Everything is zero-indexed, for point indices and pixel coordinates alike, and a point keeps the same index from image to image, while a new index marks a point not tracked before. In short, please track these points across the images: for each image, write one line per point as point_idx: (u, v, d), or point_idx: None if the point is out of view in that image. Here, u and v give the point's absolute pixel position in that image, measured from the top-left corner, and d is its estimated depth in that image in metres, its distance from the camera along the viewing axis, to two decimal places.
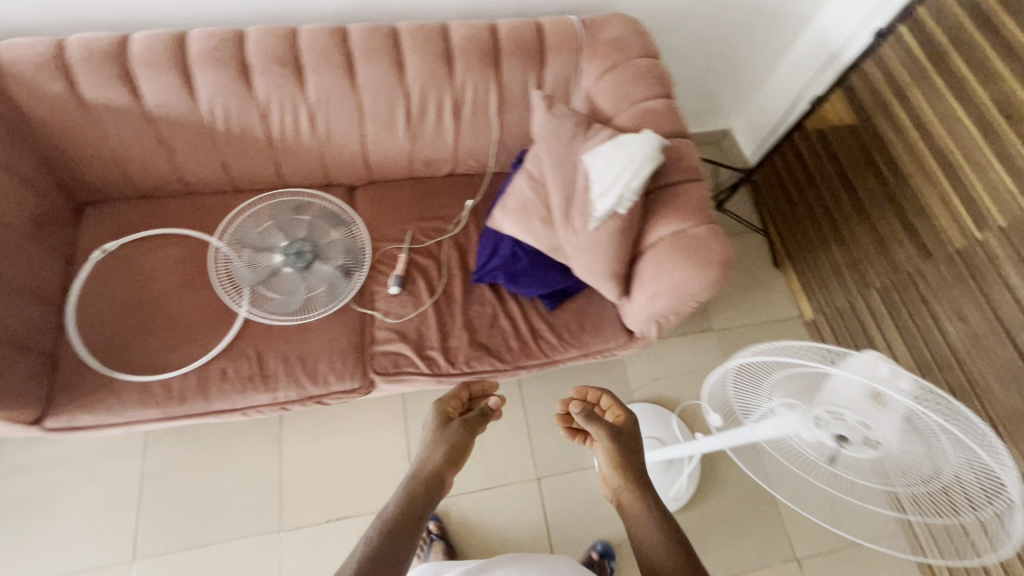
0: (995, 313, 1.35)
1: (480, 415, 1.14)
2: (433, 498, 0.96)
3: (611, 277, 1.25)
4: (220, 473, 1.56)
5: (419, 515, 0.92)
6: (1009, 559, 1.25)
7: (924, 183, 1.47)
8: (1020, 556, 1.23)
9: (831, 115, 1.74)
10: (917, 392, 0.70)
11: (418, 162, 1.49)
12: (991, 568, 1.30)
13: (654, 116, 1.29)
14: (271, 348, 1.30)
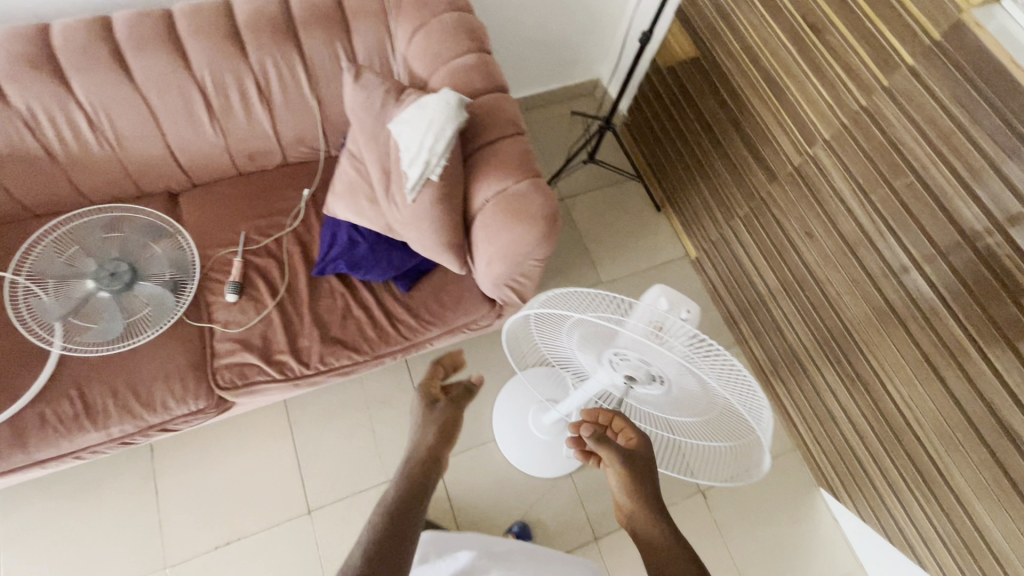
0: (835, 225, 1.38)
1: (467, 391, 1.07)
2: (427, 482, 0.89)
3: (447, 248, 1.20)
4: (90, 520, 1.45)
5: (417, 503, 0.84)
6: (952, 467, 1.27)
7: (761, 106, 1.49)
8: (964, 466, 1.24)
9: (677, 50, 1.76)
10: (693, 350, 0.69)
11: (240, 156, 1.38)
12: (936, 483, 1.32)
13: (468, 71, 1.21)
14: (96, 382, 1.19)
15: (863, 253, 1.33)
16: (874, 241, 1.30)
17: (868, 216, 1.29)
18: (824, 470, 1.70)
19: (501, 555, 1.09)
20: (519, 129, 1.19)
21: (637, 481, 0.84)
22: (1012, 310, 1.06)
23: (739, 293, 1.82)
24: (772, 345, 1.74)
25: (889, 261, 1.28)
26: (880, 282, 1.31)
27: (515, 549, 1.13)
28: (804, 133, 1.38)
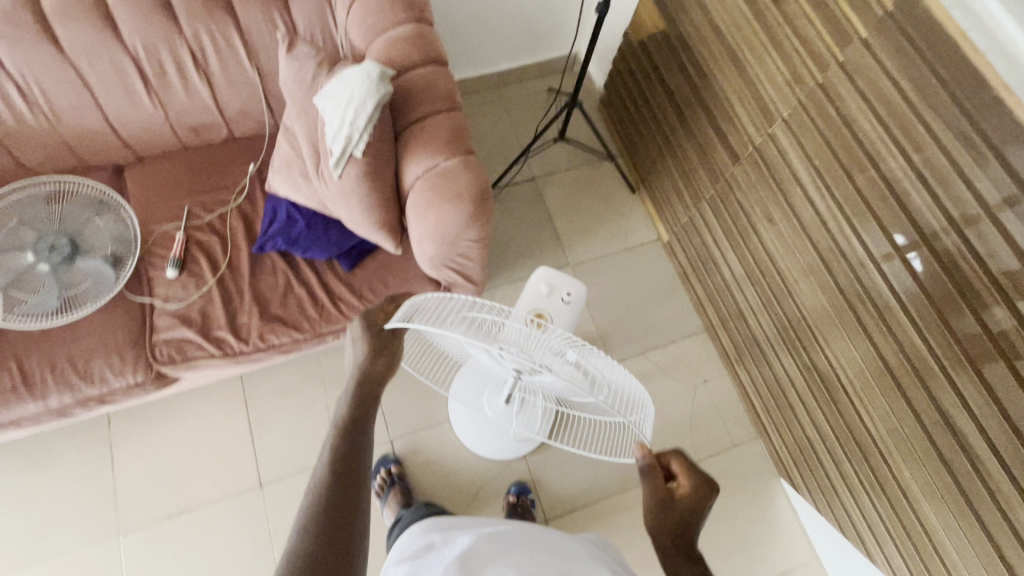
0: (791, 208, 1.33)
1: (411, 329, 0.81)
2: (365, 417, 0.72)
3: (379, 227, 1.18)
4: (49, 486, 1.49)
5: (358, 445, 0.68)
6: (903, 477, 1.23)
7: (723, 82, 1.43)
8: (916, 478, 1.19)
9: (649, 24, 1.68)
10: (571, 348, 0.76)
11: (183, 129, 1.38)
12: (892, 493, 1.27)
13: (404, 42, 1.16)
14: (35, 354, 1.21)
15: (819, 239, 1.28)
16: (829, 226, 1.24)
17: (824, 200, 1.23)
18: (782, 460, 1.67)
19: (502, 542, 0.74)
20: (453, 104, 1.16)
21: (656, 518, 0.68)
22: (971, 323, 1.00)
23: (706, 278, 1.78)
24: (737, 332, 1.70)
25: (844, 247, 1.22)
26: (833, 268, 1.26)
27: (519, 531, 0.79)
28: (765, 111, 1.32)
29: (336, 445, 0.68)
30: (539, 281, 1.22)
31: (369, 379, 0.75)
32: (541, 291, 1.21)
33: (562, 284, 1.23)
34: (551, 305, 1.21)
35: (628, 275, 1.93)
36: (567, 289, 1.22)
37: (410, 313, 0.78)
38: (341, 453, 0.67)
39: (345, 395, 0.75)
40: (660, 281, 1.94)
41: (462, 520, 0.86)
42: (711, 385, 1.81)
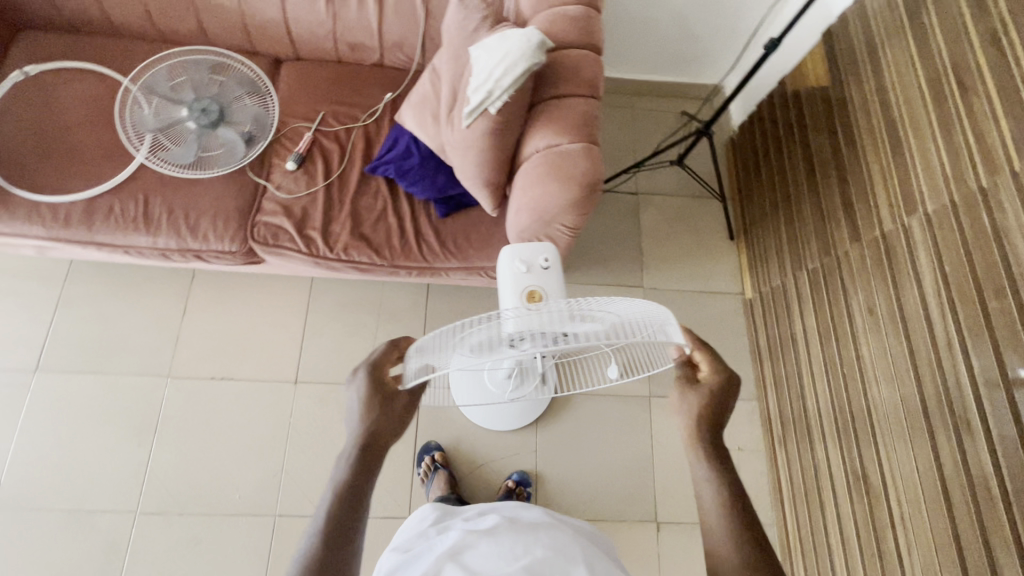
0: (898, 305, 1.24)
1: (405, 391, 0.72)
2: (360, 489, 0.64)
3: (485, 185, 1.22)
4: (127, 313, 1.67)
5: (353, 525, 0.62)
6: None
7: (872, 157, 1.34)
8: None
9: (810, 72, 1.59)
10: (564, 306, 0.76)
11: (343, 44, 1.49)
12: None
13: (569, 21, 1.18)
14: (159, 195, 1.35)
15: (919, 350, 1.18)
16: (936, 340, 1.14)
17: (939, 310, 1.13)
18: (791, 555, 1.58)
19: (499, 532, 0.77)
20: (594, 93, 1.17)
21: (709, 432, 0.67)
22: None
23: (779, 349, 1.70)
24: (791, 414, 1.61)
25: (943, 366, 1.12)
26: (923, 383, 1.17)
27: (515, 521, 0.80)
28: (908, 199, 1.23)
29: (330, 519, 0.62)
30: (514, 259, 1.00)
31: (375, 446, 0.67)
32: (518, 269, 0.99)
33: (534, 251, 1.01)
34: (540, 278, 0.99)
35: (698, 317, 1.87)
36: (542, 254, 1.01)
37: (417, 351, 0.76)
38: (329, 533, 0.61)
39: (343, 459, 0.66)
40: (729, 336, 1.86)
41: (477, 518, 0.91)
42: (742, 455, 1.72)
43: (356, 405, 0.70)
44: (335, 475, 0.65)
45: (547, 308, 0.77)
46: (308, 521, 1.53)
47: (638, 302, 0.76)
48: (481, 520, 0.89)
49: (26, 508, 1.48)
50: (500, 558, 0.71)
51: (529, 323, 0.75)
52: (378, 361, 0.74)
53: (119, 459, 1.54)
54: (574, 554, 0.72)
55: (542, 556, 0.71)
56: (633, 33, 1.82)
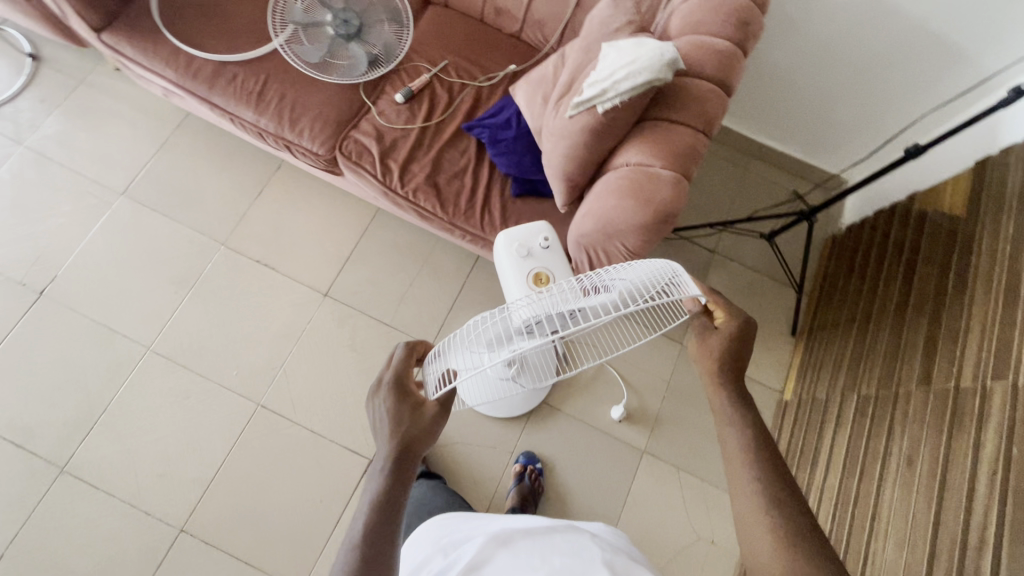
0: (941, 470, 1.11)
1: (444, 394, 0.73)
2: (398, 498, 0.64)
3: (564, 180, 1.20)
4: (213, 176, 1.79)
5: (390, 539, 0.61)
6: None
7: (977, 305, 1.20)
8: None
9: (945, 199, 1.45)
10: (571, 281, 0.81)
11: (490, 6, 1.52)
12: None
13: (711, 52, 1.14)
14: (278, 81, 1.44)
15: (947, 524, 1.04)
16: (969, 520, 1.00)
17: (986, 490, 0.99)
18: None
19: (515, 540, 0.78)
20: (707, 129, 1.13)
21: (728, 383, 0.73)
22: None
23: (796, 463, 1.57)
24: None
25: (965, 549, 0.99)
26: (936, 557, 1.04)
27: (533, 527, 0.81)
28: (998, 361, 1.08)
29: (365, 531, 0.61)
30: (514, 244, 1.13)
31: (406, 455, 0.68)
32: (520, 253, 1.13)
33: (531, 234, 1.14)
34: (541, 260, 1.12)
35: None
36: (539, 236, 1.14)
37: (438, 353, 0.82)
38: (367, 545, 0.60)
39: (376, 471, 0.66)
40: None
41: (491, 516, 0.92)
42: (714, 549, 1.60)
43: (385, 419, 0.70)
44: (369, 488, 0.65)
45: (556, 289, 0.81)
46: (284, 421, 1.59)
47: (643, 264, 0.80)
48: (498, 518, 0.90)
49: (67, 306, 1.64)
50: (520, 570, 0.72)
51: (539, 305, 0.79)
52: (402, 374, 0.75)
53: (155, 297, 1.67)
54: (593, 552, 0.74)
55: (560, 566, 0.72)
56: (773, 95, 1.74)
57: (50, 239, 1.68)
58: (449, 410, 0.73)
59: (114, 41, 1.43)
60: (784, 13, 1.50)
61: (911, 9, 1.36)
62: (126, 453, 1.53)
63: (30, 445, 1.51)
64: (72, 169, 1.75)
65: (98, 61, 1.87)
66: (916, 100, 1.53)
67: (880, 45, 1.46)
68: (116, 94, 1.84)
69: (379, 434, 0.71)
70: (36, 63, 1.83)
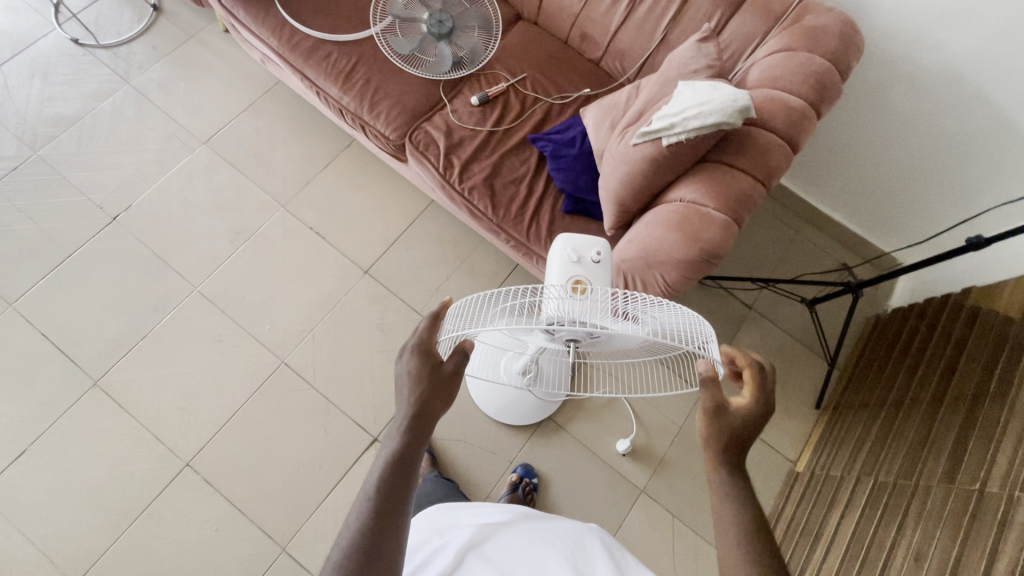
0: (948, 573, 1.05)
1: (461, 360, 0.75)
2: (413, 453, 0.67)
3: (616, 205, 1.24)
4: (288, 142, 1.91)
5: (403, 488, 0.64)
6: None
7: (1017, 411, 1.15)
8: None
9: (1003, 299, 1.40)
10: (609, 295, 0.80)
11: (578, 31, 1.58)
12: None
13: (784, 108, 1.16)
14: (367, 65, 1.53)
15: None
16: None
17: None
18: None
19: (515, 526, 0.87)
20: (766, 180, 1.14)
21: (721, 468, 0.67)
22: None
23: (796, 537, 1.52)
24: None
25: None
26: None
27: (523, 516, 0.91)
28: None
29: (380, 484, 0.63)
30: (566, 247, 0.95)
31: (423, 415, 0.70)
32: (569, 258, 0.95)
33: (588, 243, 0.96)
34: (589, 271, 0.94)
35: None
36: (595, 248, 0.96)
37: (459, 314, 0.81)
38: (382, 498, 0.62)
39: (394, 430, 0.68)
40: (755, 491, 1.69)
41: (483, 505, 1.00)
42: None
43: (405, 381, 0.72)
44: (387, 446, 0.67)
45: (592, 298, 0.79)
46: (302, 383, 1.65)
47: (681, 315, 0.77)
48: (491, 506, 0.99)
49: (133, 234, 1.76)
50: (521, 549, 0.81)
51: (570, 307, 0.77)
52: (425, 336, 0.75)
53: (211, 242, 1.77)
54: (587, 540, 0.84)
55: (558, 548, 0.82)
56: (840, 164, 1.73)
57: (133, 171, 1.82)
58: (462, 376, 0.74)
59: (231, 5, 1.56)
60: (865, 86, 1.51)
61: (998, 102, 1.34)
62: (154, 380, 1.62)
63: (72, 354, 1.62)
64: (166, 113, 1.90)
65: (210, 21, 2.03)
66: (988, 194, 1.49)
67: (959, 132, 1.44)
68: (220, 54, 1.99)
69: (397, 395, 0.72)
70: (157, 14, 2.01)
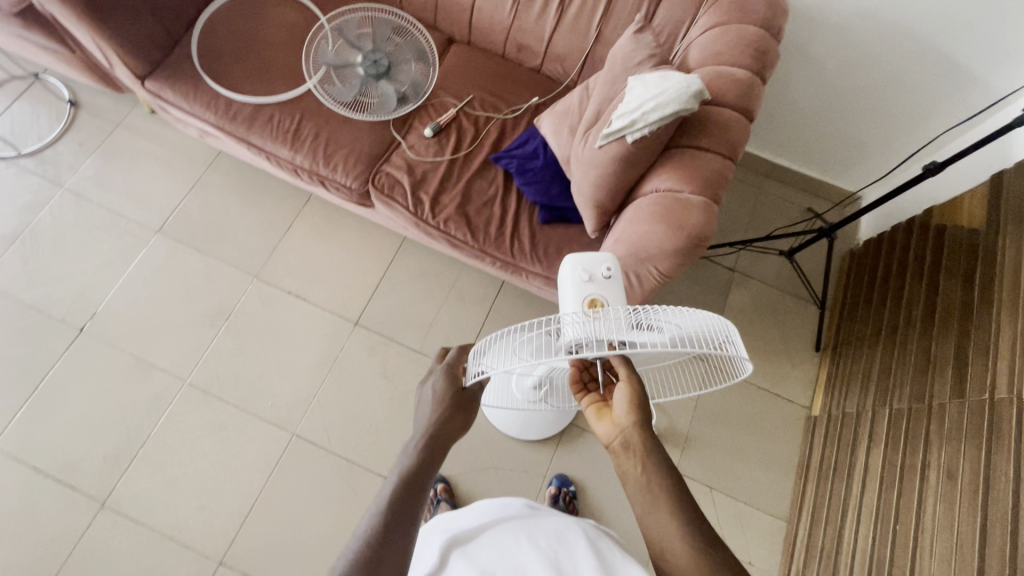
0: (983, 484, 1.10)
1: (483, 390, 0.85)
2: (429, 470, 0.72)
3: (594, 208, 1.26)
4: (245, 211, 1.85)
5: (413, 501, 0.69)
6: None
7: (1006, 316, 1.22)
8: None
9: (963, 213, 1.48)
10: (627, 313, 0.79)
11: (513, 43, 1.59)
12: None
13: (731, 83, 1.20)
14: (312, 120, 1.50)
15: (995, 540, 1.04)
16: (1019, 535, 1.00)
17: None
18: None
19: (504, 524, 0.81)
20: (732, 154, 1.18)
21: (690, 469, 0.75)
22: None
23: (830, 480, 1.57)
24: (820, 548, 1.50)
25: (1015, 563, 0.98)
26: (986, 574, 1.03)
27: (517, 516, 0.84)
28: None
29: (392, 499, 0.68)
30: (576, 266, 0.92)
31: (440, 437, 0.77)
32: (581, 278, 0.91)
33: (596, 260, 0.94)
34: (604, 289, 0.91)
35: (753, 412, 1.78)
36: (604, 263, 0.94)
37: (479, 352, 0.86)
38: (392, 513, 0.67)
39: (411, 448, 0.75)
40: (778, 444, 1.75)
41: (482, 505, 0.95)
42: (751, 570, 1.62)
43: (428, 401, 0.81)
44: (402, 462, 0.73)
45: (610, 316, 0.79)
46: (319, 451, 1.61)
47: (699, 315, 0.80)
48: (489, 505, 0.93)
49: (105, 341, 1.68)
50: (499, 547, 0.76)
51: (591, 329, 0.76)
52: (452, 363, 0.86)
53: (190, 329, 1.71)
54: (578, 535, 0.76)
55: (544, 543, 0.75)
56: (785, 118, 1.79)
57: (90, 276, 1.74)
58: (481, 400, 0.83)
59: (156, 88, 1.51)
60: (794, 41, 1.56)
61: (918, 33, 1.41)
62: (164, 485, 1.55)
63: (71, 480, 1.54)
64: (109, 208, 1.82)
65: (134, 104, 1.95)
66: (928, 118, 1.57)
67: (890, 68, 1.51)
68: (152, 136, 1.92)
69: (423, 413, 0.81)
70: (75, 108, 1.92)
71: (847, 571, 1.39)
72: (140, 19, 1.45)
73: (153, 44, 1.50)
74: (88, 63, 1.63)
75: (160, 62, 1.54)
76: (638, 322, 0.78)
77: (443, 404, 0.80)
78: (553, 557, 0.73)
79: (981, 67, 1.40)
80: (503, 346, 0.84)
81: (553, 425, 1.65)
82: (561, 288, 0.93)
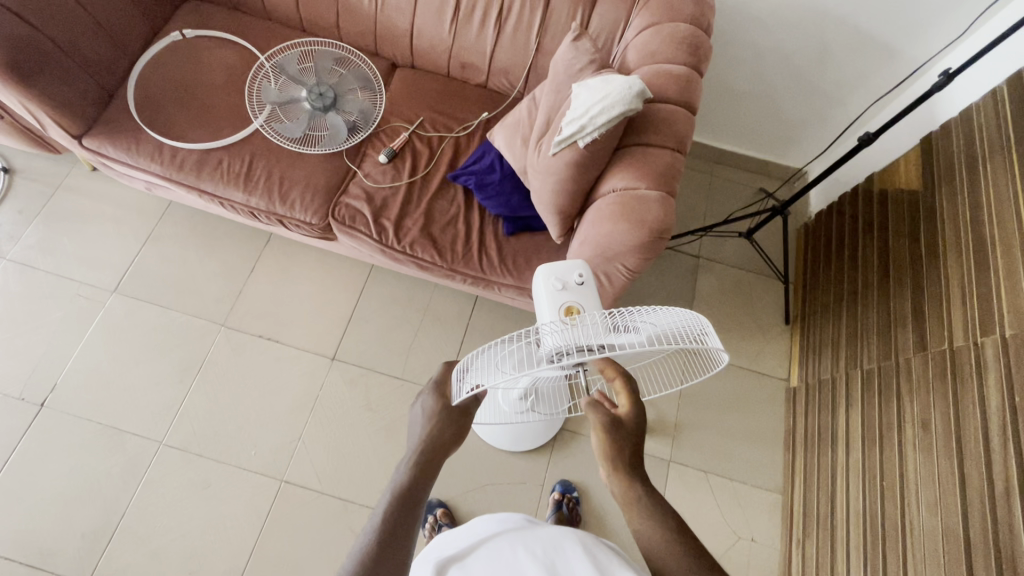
0: (956, 430, 1.16)
1: (475, 404, 0.85)
2: (423, 483, 0.72)
3: (557, 214, 1.28)
4: (204, 259, 1.80)
5: (411, 513, 0.68)
6: None
7: (951, 268, 1.29)
8: None
9: (901, 177, 1.56)
10: (604, 318, 0.82)
11: (457, 62, 1.61)
12: None
13: (671, 79, 1.24)
14: (263, 160, 1.47)
15: (973, 479, 1.09)
16: (994, 472, 1.05)
17: (1000, 440, 1.05)
18: None
19: (502, 536, 0.80)
20: (680, 147, 1.22)
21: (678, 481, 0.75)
22: None
23: (817, 446, 1.62)
24: (817, 514, 1.54)
25: (994, 500, 1.03)
26: (971, 514, 1.08)
27: (516, 528, 0.82)
28: (985, 319, 1.16)
29: (387, 516, 0.67)
30: (548, 277, 0.94)
31: (431, 451, 0.77)
32: (554, 287, 0.93)
33: (567, 267, 0.95)
34: (577, 295, 0.93)
35: (735, 391, 1.83)
36: (575, 270, 0.95)
37: (465, 370, 0.86)
38: (387, 530, 0.66)
39: (405, 463, 0.74)
40: (764, 419, 1.80)
41: (479, 520, 0.93)
42: (755, 546, 1.65)
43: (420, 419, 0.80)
44: (397, 477, 0.73)
45: (585, 322, 0.83)
46: (311, 494, 1.57)
47: (672, 312, 0.83)
48: (485, 521, 0.91)
49: (70, 413, 1.60)
50: (498, 561, 0.74)
51: (568, 336, 0.80)
52: (440, 380, 0.87)
53: (160, 388, 1.65)
54: (574, 542, 0.75)
55: (541, 553, 0.73)
56: (726, 105, 1.86)
57: (46, 347, 1.66)
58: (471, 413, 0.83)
59: (95, 145, 1.46)
60: (725, 33, 1.63)
61: (835, 14, 1.49)
62: (151, 555, 1.48)
63: (48, 565, 1.45)
64: (59, 275, 1.74)
65: (73, 164, 1.88)
66: (857, 91, 1.66)
67: (815, 48, 1.59)
68: (96, 194, 1.85)
69: (415, 429, 0.81)
70: (9, 175, 1.84)
71: (844, 531, 1.43)
72: (70, 77, 1.41)
73: (87, 101, 1.46)
74: (18, 127, 1.57)
75: (96, 118, 1.49)
76: (615, 326, 0.81)
77: (434, 431, 0.79)
78: (550, 567, 0.71)
79: (896, 39, 1.50)
80: (482, 362, 0.84)
81: (545, 432, 1.65)
82: (537, 299, 0.96)
